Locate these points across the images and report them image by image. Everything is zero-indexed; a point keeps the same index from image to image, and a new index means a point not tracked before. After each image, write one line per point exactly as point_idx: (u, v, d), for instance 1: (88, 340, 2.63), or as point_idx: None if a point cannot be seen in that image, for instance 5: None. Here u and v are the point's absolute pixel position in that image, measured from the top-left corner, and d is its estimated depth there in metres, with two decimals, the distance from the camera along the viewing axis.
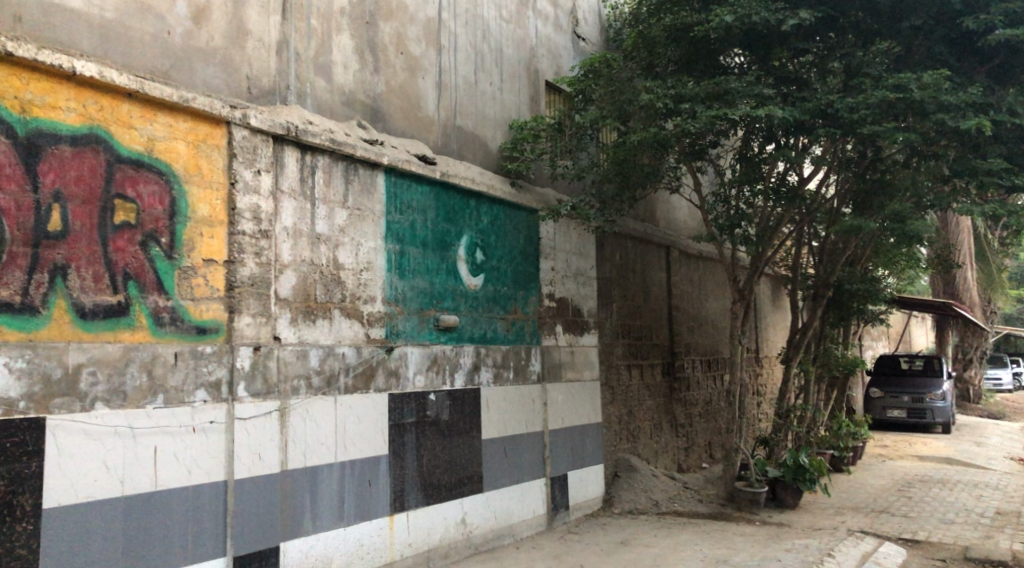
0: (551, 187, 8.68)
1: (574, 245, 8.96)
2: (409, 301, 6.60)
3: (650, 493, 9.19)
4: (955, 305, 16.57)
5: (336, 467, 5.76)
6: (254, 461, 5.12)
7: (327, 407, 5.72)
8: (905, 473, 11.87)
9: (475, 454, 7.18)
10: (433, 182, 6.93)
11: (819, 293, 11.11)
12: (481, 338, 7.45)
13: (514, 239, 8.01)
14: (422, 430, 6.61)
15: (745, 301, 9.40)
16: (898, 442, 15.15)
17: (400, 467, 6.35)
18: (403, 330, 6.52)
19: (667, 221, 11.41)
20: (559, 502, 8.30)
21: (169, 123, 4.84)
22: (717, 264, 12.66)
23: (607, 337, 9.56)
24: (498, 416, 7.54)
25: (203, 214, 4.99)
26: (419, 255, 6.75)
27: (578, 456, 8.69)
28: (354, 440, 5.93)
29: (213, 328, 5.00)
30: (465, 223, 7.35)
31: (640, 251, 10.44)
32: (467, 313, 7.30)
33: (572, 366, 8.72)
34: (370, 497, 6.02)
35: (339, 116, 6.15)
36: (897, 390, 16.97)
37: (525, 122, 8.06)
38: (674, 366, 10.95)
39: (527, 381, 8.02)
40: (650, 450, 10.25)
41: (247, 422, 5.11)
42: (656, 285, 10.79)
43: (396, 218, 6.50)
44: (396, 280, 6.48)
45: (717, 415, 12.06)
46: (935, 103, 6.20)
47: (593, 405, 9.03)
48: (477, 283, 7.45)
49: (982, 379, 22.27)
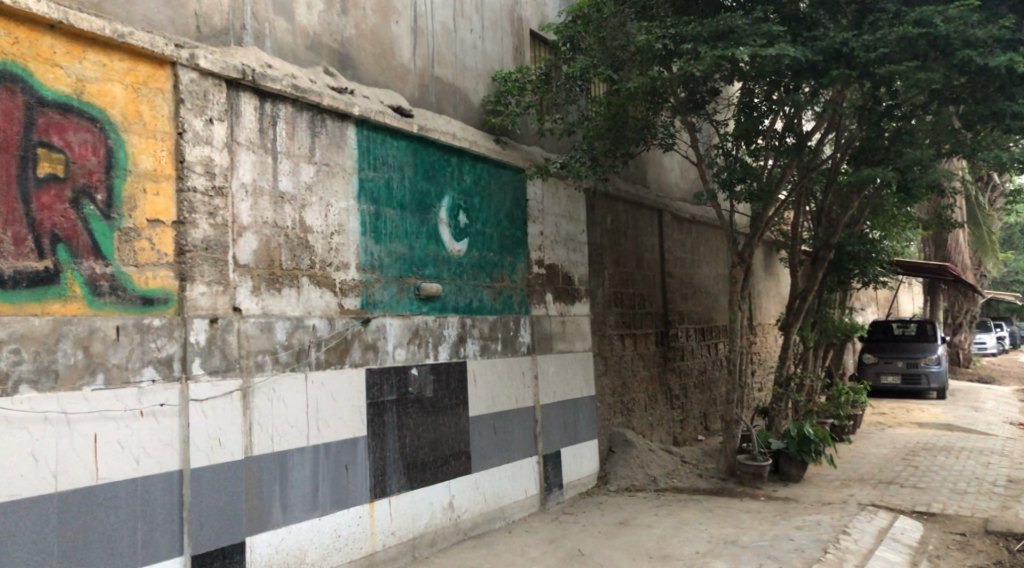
0: (539, 145, 8.08)
1: (564, 208, 8.38)
2: (387, 268, 6.01)
3: (647, 469, 8.73)
4: (950, 268, 16.25)
5: (309, 450, 5.20)
6: (213, 447, 4.55)
7: (296, 386, 5.15)
8: (907, 441, 11.51)
9: (463, 433, 6.64)
10: (410, 136, 6.31)
11: (819, 256, 10.60)
12: (466, 308, 6.89)
13: (500, 200, 7.41)
14: (404, 408, 6.06)
15: (745, 264, 8.87)
16: (895, 408, 14.82)
17: (381, 449, 5.80)
18: (380, 300, 5.94)
19: (659, 183, 10.84)
20: (553, 481, 7.80)
21: (102, 61, 4.18)
22: (710, 228, 12.15)
23: (599, 305, 9.03)
24: (486, 391, 7.00)
25: (147, 167, 4.35)
26: (397, 217, 6.14)
27: (571, 432, 8.18)
28: (327, 421, 5.37)
29: (162, 298, 4.40)
30: (447, 183, 6.75)
31: (632, 215, 9.88)
32: (451, 281, 6.72)
33: (563, 337, 8.18)
34: (347, 483, 5.47)
35: (303, 62, 5.51)
36: (890, 356, 16.63)
37: (510, 74, 7.45)
38: (668, 336, 10.45)
39: (516, 353, 7.47)
40: (646, 423, 9.77)
41: (204, 404, 4.53)
42: (649, 250, 10.26)
43: (369, 175, 5.89)
44: (371, 244, 5.87)
45: (713, 385, 11.59)
46: (961, 38, 5.80)
47: (586, 377, 8.52)
48: (460, 248, 6.87)
49: (972, 344, 22.07)
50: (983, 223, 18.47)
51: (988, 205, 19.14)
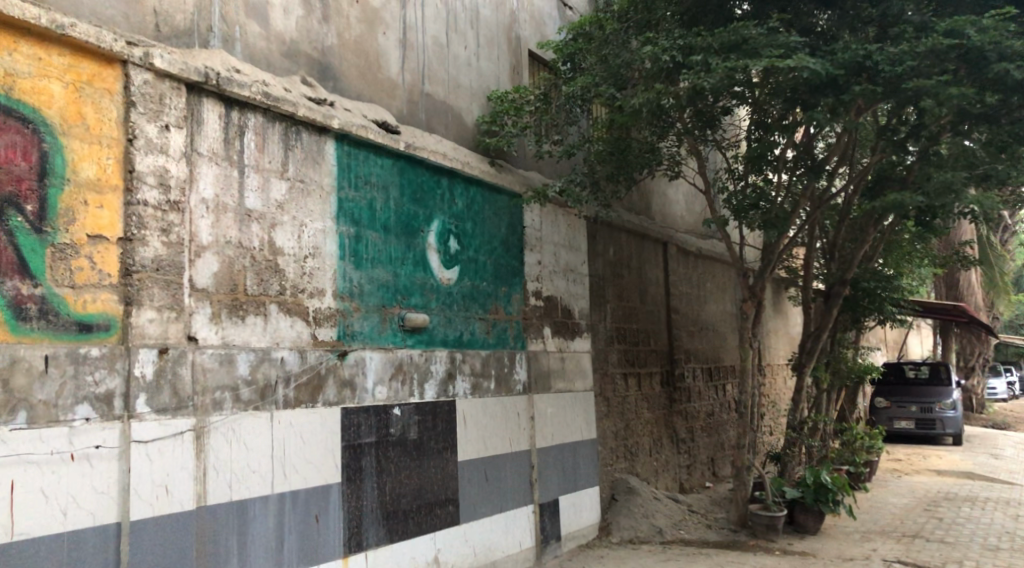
0: (537, 170, 7.61)
1: (564, 237, 7.88)
2: (367, 296, 5.47)
3: (652, 519, 8.08)
4: (965, 308, 15.70)
5: (274, 499, 4.61)
6: (158, 496, 3.95)
7: (260, 426, 4.58)
8: (926, 490, 10.83)
9: (450, 479, 6.04)
10: (396, 155, 5.84)
11: (833, 292, 10.06)
12: (457, 341, 6.34)
13: (494, 226, 6.91)
14: (384, 451, 5.47)
15: (757, 299, 8.33)
16: (911, 454, 14.15)
17: (357, 498, 5.20)
18: (360, 331, 5.39)
19: (664, 215, 10.35)
20: (550, 532, 7.16)
21: (38, 54, 3.72)
22: (717, 263, 11.63)
23: (601, 342, 8.48)
24: (477, 433, 6.41)
25: (89, 176, 3.86)
26: (380, 241, 5.63)
27: (570, 478, 7.56)
28: (296, 466, 4.78)
29: (103, 324, 3.86)
30: (437, 206, 6.25)
31: (635, 247, 9.38)
32: (440, 312, 6.18)
33: (562, 375, 7.61)
34: (318, 537, 4.86)
35: (277, 70, 5.06)
36: (903, 400, 15.97)
37: (506, 93, 7.03)
38: (674, 376, 9.87)
39: (511, 392, 6.90)
40: (650, 469, 9.13)
41: (150, 446, 3.95)
42: (653, 284, 9.73)
43: (350, 195, 5.40)
44: (350, 270, 5.35)
45: (721, 428, 10.96)
46: (997, 51, 5.45)
47: (586, 419, 7.93)
48: (451, 276, 6.34)
49: (984, 387, 21.41)
50: (997, 262, 17.96)
51: (1000, 245, 18.65)
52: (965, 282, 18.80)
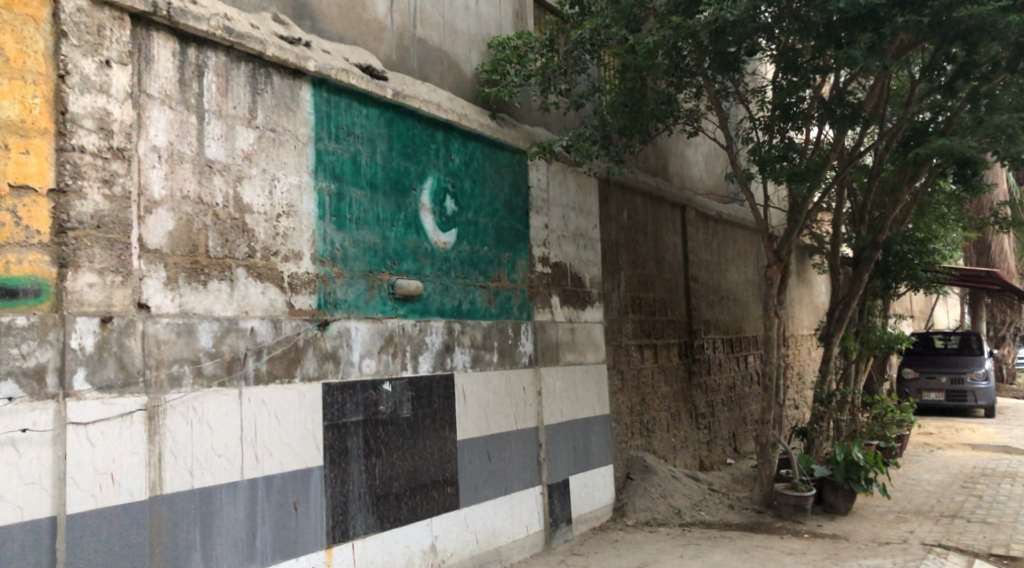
0: (544, 125, 7.00)
1: (573, 199, 7.29)
2: (352, 260, 4.93)
3: (670, 500, 7.55)
4: (999, 276, 14.97)
5: (245, 486, 4.12)
6: (102, 486, 3.47)
7: (227, 405, 4.08)
8: (961, 465, 10.21)
9: (448, 460, 5.53)
10: (383, 104, 5.26)
11: (864, 257, 9.40)
12: (454, 310, 5.79)
13: (495, 185, 6.34)
14: (373, 431, 4.95)
15: (783, 264, 7.71)
16: (942, 428, 13.51)
17: (343, 482, 4.70)
18: (343, 299, 4.85)
19: (682, 177, 9.72)
20: (559, 515, 6.65)
21: None
22: (739, 229, 10.98)
23: (615, 312, 7.90)
24: (478, 410, 5.89)
25: (9, 117, 3.34)
26: (366, 199, 5.07)
27: (581, 457, 7.04)
28: (269, 449, 4.28)
29: (32, 289, 3.36)
30: (431, 162, 5.67)
31: (651, 210, 8.77)
32: (435, 278, 5.64)
33: (572, 347, 7.07)
34: (296, 526, 4.37)
35: (244, 5, 4.50)
36: (932, 371, 15.32)
37: (508, 40, 6.44)
38: (692, 348, 9.30)
39: (516, 366, 6.37)
40: (668, 446, 8.60)
41: (91, 429, 3.46)
42: (671, 251, 9.12)
43: (330, 147, 4.84)
44: (331, 231, 4.80)
45: (743, 402, 10.39)
46: None
47: (598, 394, 7.39)
48: (447, 240, 5.78)
49: (1014, 359, 20.65)
50: None
51: None
52: (997, 248, 17.96)
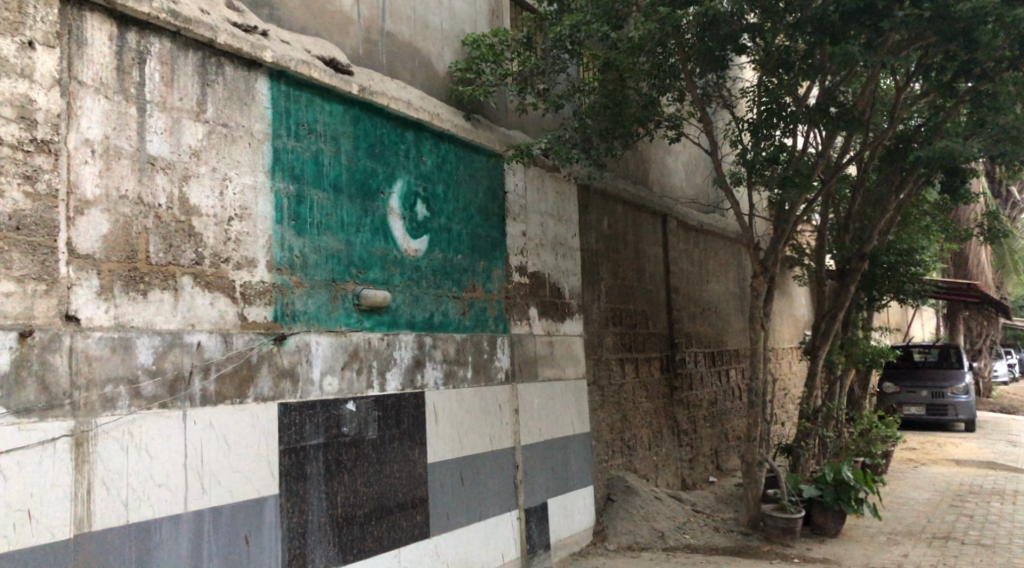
0: (521, 128, 6.67)
1: (552, 206, 6.96)
2: (313, 268, 4.53)
3: (654, 522, 7.19)
4: (978, 289, 14.87)
5: (189, 520, 3.68)
6: (17, 524, 3.05)
7: (169, 429, 3.65)
8: (947, 482, 9.97)
9: (418, 485, 5.13)
10: (349, 100, 4.90)
11: (849, 269, 9.15)
12: (426, 323, 5.41)
13: (470, 190, 5.98)
14: (335, 455, 4.53)
15: (770, 275, 7.41)
16: (925, 443, 13.32)
17: (302, 513, 4.27)
18: (303, 311, 4.46)
19: (663, 185, 9.43)
20: (537, 541, 6.27)
21: None
22: (720, 240, 10.72)
23: (595, 324, 7.56)
24: (451, 430, 5.50)
25: None
26: (329, 201, 4.69)
27: (560, 478, 6.66)
28: (218, 476, 3.85)
29: None
30: (400, 164, 5.30)
31: (632, 219, 8.46)
32: (405, 289, 5.25)
33: (551, 362, 6.71)
34: (247, 563, 3.93)
35: None
36: (913, 384, 15.16)
37: (483, 37, 6.11)
38: (673, 362, 8.98)
39: (492, 382, 5.99)
40: (650, 465, 8.25)
41: (4, 460, 3.04)
42: (652, 261, 8.82)
43: (289, 145, 4.46)
44: (290, 236, 4.41)
45: (726, 418, 10.08)
46: None
47: (578, 411, 7.03)
48: (418, 247, 5.40)
49: (991, 371, 20.63)
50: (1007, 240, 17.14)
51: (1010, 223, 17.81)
52: (974, 260, 17.91)
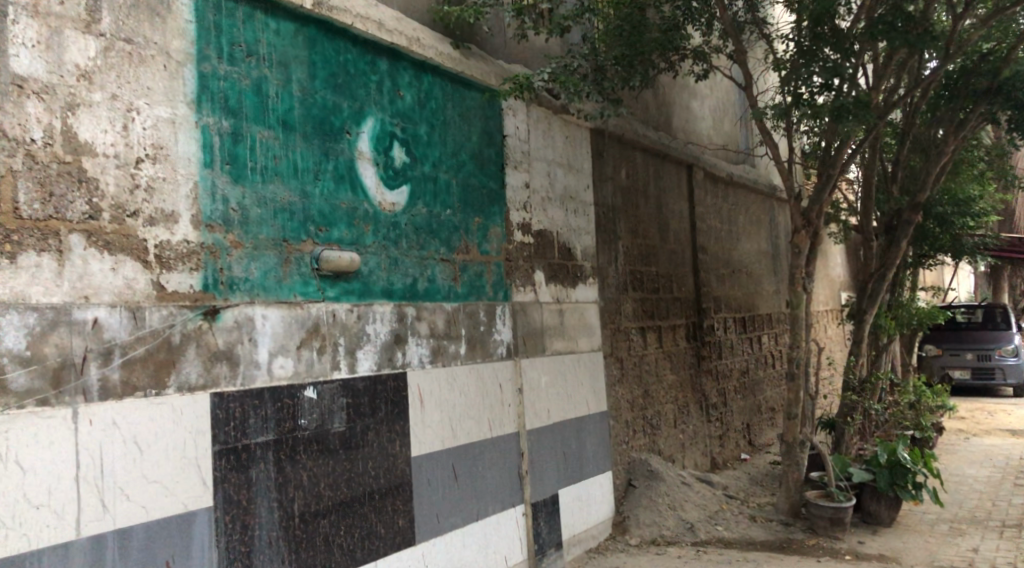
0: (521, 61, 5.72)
1: (560, 151, 6.01)
2: (256, 224, 3.63)
3: (681, 512, 6.33)
4: None
5: (84, 548, 2.86)
6: None
7: (52, 432, 2.82)
8: (1006, 456, 9.01)
9: (398, 484, 4.28)
10: (301, 18, 3.97)
11: (900, 222, 8.11)
12: (407, 290, 4.50)
13: (460, 131, 5.04)
14: (290, 455, 3.67)
15: (813, 229, 6.38)
16: (974, 411, 12.29)
17: (245, 528, 3.44)
18: (243, 278, 3.56)
19: (688, 131, 8.42)
20: (546, 540, 5.43)
21: None
22: (751, 193, 9.70)
23: (612, 288, 6.64)
24: (439, 416, 4.63)
25: None
26: (277, 141, 3.78)
27: (572, 465, 5.80)
28: (127, 490, 3.02)
29: None
30: (371, 99, 4.37)
31: (652, 169, 7.48)
32: (380, 250, 4.34)
33: (560, 333, 5.81)
34: None
35: None
36: (957, 347, 14.08)
37: None
38: (700, 329, 8.04)
39: (490, 359, 5.11)
40: (676, 445, 7.37)
41: None
42: (676, 217, 7.85)
43: (222, 70, 3.54)
44: (224, 185, 3.51)
45: (759, 390, 9.16)
46: None
47: (594, 388, 6.14)
48: (396, 200, 4.49)
49: None
50: None
51: None
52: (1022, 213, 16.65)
